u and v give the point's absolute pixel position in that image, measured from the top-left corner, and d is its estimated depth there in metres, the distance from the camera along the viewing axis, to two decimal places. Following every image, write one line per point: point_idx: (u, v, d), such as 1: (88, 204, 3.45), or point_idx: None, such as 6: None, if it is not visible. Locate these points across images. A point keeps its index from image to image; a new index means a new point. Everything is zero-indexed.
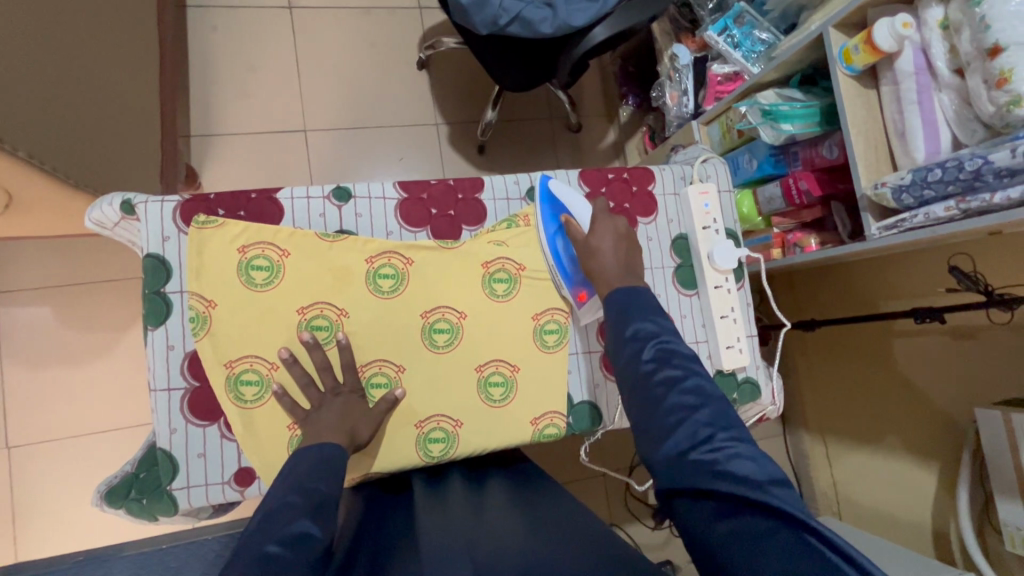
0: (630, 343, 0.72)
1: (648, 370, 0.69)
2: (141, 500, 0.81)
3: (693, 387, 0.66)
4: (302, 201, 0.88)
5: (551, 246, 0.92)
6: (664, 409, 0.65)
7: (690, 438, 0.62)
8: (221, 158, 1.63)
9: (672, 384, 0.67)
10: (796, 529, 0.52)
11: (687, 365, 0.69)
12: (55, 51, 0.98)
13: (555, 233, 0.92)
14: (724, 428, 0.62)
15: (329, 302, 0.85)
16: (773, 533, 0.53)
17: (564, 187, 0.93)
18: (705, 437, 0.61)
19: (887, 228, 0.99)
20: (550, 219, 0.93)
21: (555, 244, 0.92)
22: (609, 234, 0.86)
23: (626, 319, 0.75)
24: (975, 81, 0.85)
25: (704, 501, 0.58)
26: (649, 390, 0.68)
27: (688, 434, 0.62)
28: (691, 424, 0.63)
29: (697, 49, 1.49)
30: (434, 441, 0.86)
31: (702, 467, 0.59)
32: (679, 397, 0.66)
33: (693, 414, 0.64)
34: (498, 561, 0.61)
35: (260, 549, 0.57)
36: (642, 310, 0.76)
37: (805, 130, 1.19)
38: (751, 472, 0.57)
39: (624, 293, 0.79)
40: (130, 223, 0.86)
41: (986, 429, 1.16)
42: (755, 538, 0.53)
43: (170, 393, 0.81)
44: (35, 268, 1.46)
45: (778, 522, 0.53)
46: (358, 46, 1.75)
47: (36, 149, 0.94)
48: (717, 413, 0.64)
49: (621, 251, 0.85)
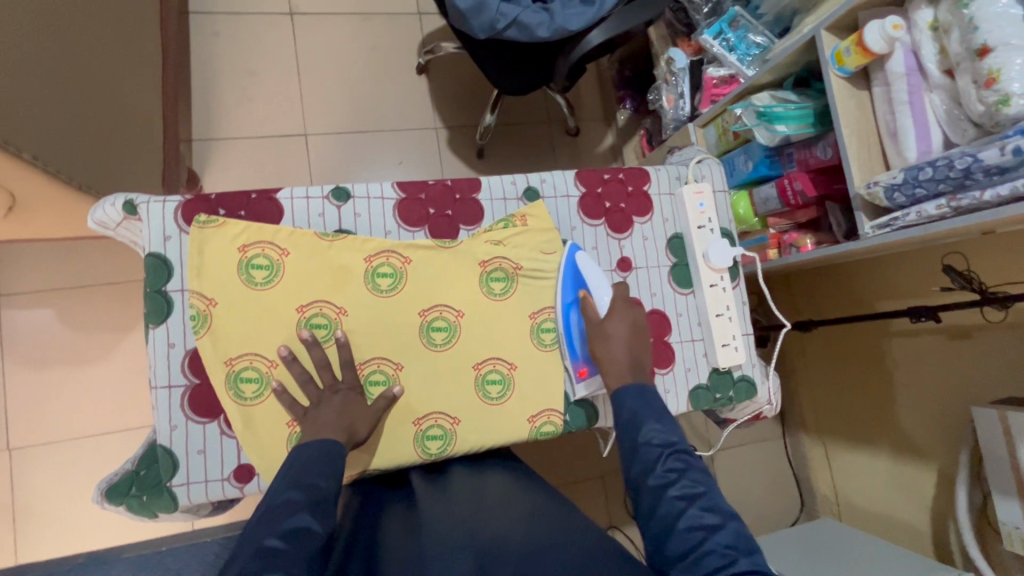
0: (645, 449, 0.73)
1: (664, 481, 0.70)
2: (141, 496, 0.81)
3: (711, 504, 0.67)
4: (302, 201, 0.89)
5: (564, 317, 0.93)
6: (682, 526, 0.65)
7: (712, 561, 0.61)
8: (223, 161, 1.65)
9: (689, 499, 0.68)
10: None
11: (704, 481, 0.69)
12: (60, 54, 1.00)
13: (570, 306, 0.93)
14: (745, 552, 0.62)
15: (329, 300, 0.86)
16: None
17: (592, 265, 0.93)
18: (727, 560, 0.61)
19: (879, 227, 1.00)
20: (569, 290, 0.94)
21: (568, 316, 0.93)
22: (627, 325, 0.88)
23: (641, 422, 0.76)
24: (965, 82, 0.86)
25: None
26: (666, 504, 0.67)
27: (709, 555, 0.61)
28: (710, 545, 0.63)
29: (693, 52, 1.50)
30: (432, 438, 0.87)
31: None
32: (698, 514, 0.66)
33: (712, 535, 0.63)
34: (498, 558, 0.61)
35: (260, 542, 0.58)
36: (655, 415, 0.78)
37: (799, 131, 1.20)
38: None
39: (634, 392, 0.81)
40: (132, 223, 0.87)
41: (983, 428, 1.16)
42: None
43: (170, 390, 0.82)
44: (38, 271, 1.47)
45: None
46: (358, 51, 1.78)
47: (41, 151, 0.96)
48: (737, 535, 0.64)
49: (636, 343, 0.87)
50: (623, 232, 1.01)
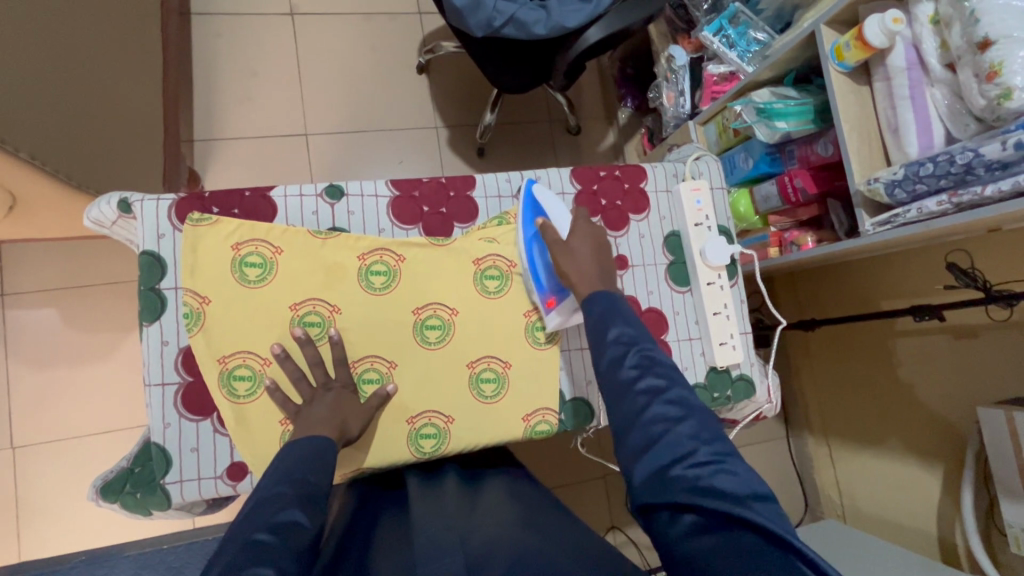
0: (612, 348, 0.71)
1: (630, 377, 0.67)
2: (135, 494, 0.81)
3: (677, 398, 0.64)
4: (295, 199, 0.89)
5: (527, 251, 0.90)
6: (647, 419, 0.63)
7: (673, 452, 0.59)
8: (224, 162, 1.65)
9: (655, 393, 0.65)
10: (784, 550, 0.51)
11: (670, 375, 0.67)
12: (59, 55, 1.00)
13: (533, 236, 0.91)
14: (708, 440, 0.60)
15: (322, 298, 0.86)
16: (761, 554, 0.51)
17: (548, 193, 0.93)
18: (688, 452, 0.59)
19: (881, 224, 0.98)
20: (528, 224, 0.91)
21: (532, 249, 0.90)
22: (588, 241, 0.86)
23: (606, 323, 0.73)
24: (967, 75, 0.85)
25: (684, 518, 0.55)
26: (630, 398, 0.65)
27: (670, 446, 0.60)
28: (673, 436, 0.60)
29: (693, 49, 1.49)
30: (426, 436, 0.87)
31: (686, 483, 0.56)
32: (662, 407, 0.63)
33: (675, 426, 0.61)
34: (489, 558, 0.61)
35: (248, 536, 0.58)
36: (622, 317, 0.75)
37: (799, 127, 1.19)
38: (736, 490, 0.55)
39: (602, 300, 0.77)
40: (127, 221, 0.87)
41: (989, 428, 1.14)
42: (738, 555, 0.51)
43: (164, 388, 0.82)
44: (41, 270, 1.49)
45: (762, 539, 0.51)
46: (359, 51, 1.78)
47: (39, 151, 0.96)
48: (701, 425, 0.61)
49: (599, 256, 0.84)
50: (619, 229, 1.00)
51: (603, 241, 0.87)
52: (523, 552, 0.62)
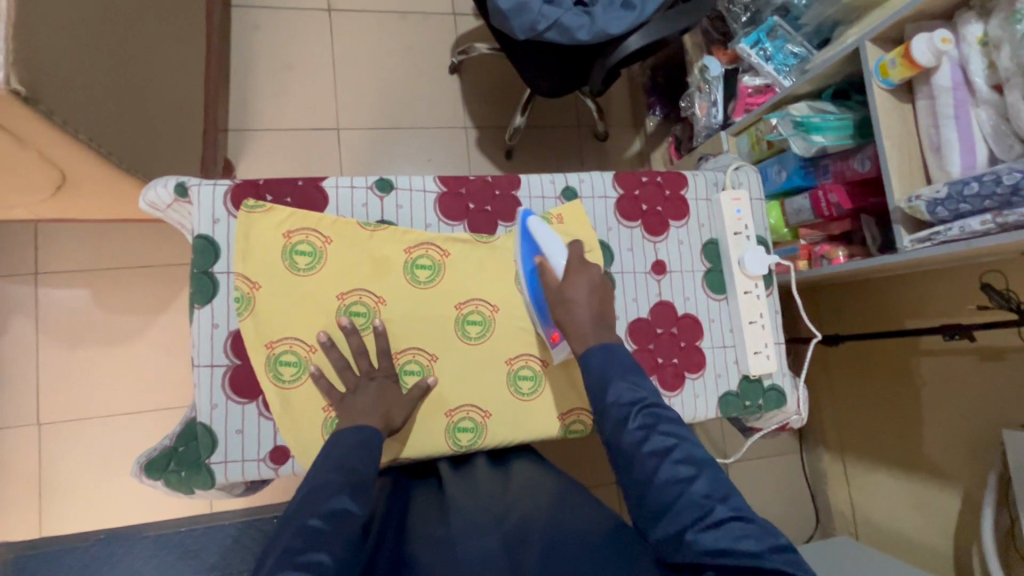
0: (615, 409, 0.69)
1: (637, 438, 0.65)
2: (179, 472, 0.83)
3: (685, 456, 0.63)
4: (346, 189, 0.91)
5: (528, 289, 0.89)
6: (659, 482, 0.61)
7: (689, 514, 0.58)
8: (257, 152, 1.68)
9: (663, 452, 0.64)
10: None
11: (677, 432, 0.65)
12: (117, 40, 1.03)
13: (531, 274, 0.88)
14: (721, 498, 0.59)
15: (368, 289, 0.87)
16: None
17: (542, 227, 0.88)
18: (705, 511, 0.58)
19: (919, 241, 0.99)
20: (527, 259, 0.89)
21: (532, 286, 0.88)
22: (584, 283, 0.82)
23: (607, 378, 0.72)
24: (1015, 97, 0.86)
25: None
26: (639, 463, 0.63)
27: (686, 508, 0.58)
28: (687, 498, 0.59)
29: (728, 61, 1.50)
30: (463, 430, 0.88)
31: (705, 546, 0.55)
32: (673, 468, 0.62)
33: (688, 487, 0.60)
34: (525, 543, 0.62)
35: (302, 521, 0.59)
36: (622, 367, 0.74)
37: (836, 142, 1.20)
38: (757, 549, 0.55)
39: (599, 352, 0.76)
40: (182, 205, 0.89)
41: (1016, 451, 1.14)
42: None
43: (212, 369, 0.83)
44: (76, 251, 1.51)
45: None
46: (393, 49, 1.80)
47: (96, 133, 0.99)
48: (714, 482, 0.61)
49: (596, 297, 0.82)
50: (659, 235, 1.02)
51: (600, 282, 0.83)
52: (554, 539, 0.62)
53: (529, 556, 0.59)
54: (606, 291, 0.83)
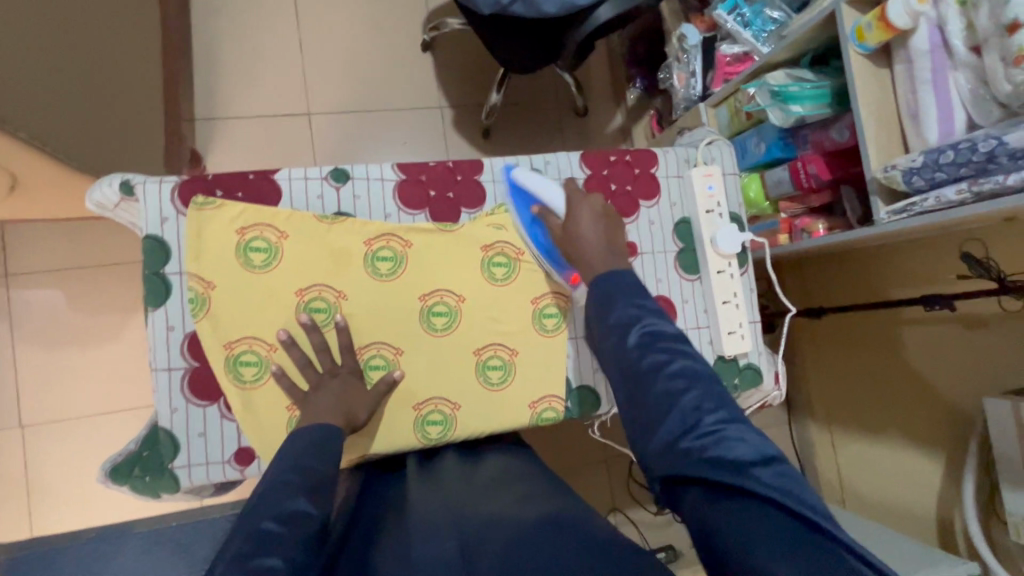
0: (614, 330, 0.72)
1: (635, 356, 0.68)
2: (144, 477, 0.82)
3: (680, 370, 0.65)
4: (300, 182, 0.87)
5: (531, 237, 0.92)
6: (653, 395, 0.64)
7: (680, 424, 0.61)
8: (226, 141, 1.63)
9: (658, 368, 0.66)
10: (794, 513, 0.51)
11: (674, 348, 0.68)
12: (53, 30, 0.97)
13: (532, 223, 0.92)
14: (712, 409, 0.61)
15: (328, 284, 0.85)
16: (762, 515, 0.52)
17: (531, 176, 0.91)
18: (694, 421, 0.60)
19: (896, 212, 0.96)
20: (524, 211, 0.93)
21: (534, 231, 0.92)
22: (589, 211, 0.86)
23: (612, 301, 0.74)
24: (992, 59, 0.82)
25: (694, 487, 0.57)
26: (637, 377, 0.66)
27: (676, 418, 0.61)
28: (679, 409, 0.62)
29: (706, 29, 1.45)
30: (432, 423, 0.86)
31: (691, 453, 0.58)
32: (667, 383, 0.64)
33: (680, 399, 0.62)
34: (486, 541, 0.59)
35: (255, 526, 0.57)
36: (628, 292, 0.75)
37: (815, 111, 1.16)
38: (743, 457, 0.56)
39: (606, 279, 0.78)
40: (130, 204, 0.86)
41: (995, 419, 1.14)
42: (739, 513, 0.52)
43: (170, 373, 0.82)
44: (45, 251, 1.48)
45: (771, 505, 0.52)
46: (362, 27, 1.73)
47: (38, 130, 0.94)
48: (706, 395, 0.63)
49: (607, 230, 0.85)
50: (630, 215, 0.99)
51: (608, 213, 0.87)
52: (517, 536, 0.60)
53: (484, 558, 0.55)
54: (612, 218, 0.87)
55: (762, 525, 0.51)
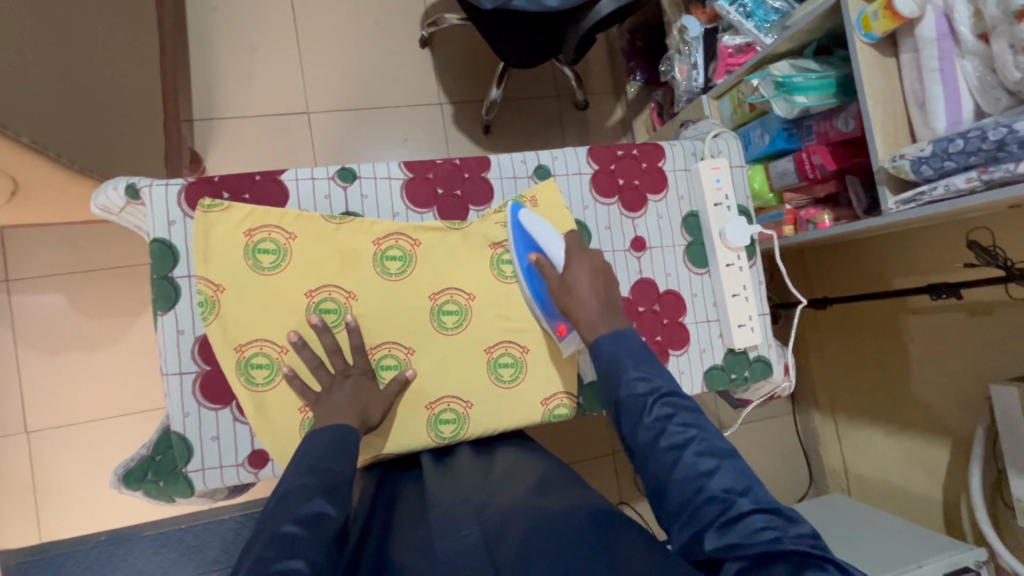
0: (629, 402, 0.68)
1: (653, 434, 0.64)
2: (158, 481, 0.82)
3: (704, 447, 0.62)
4: (307, 182, 0.87)
5: (528, 283, 0.88)
6: (677, 478, 0.60)
7: (710, 511, 0.57)
8: (226, 142, 1.62)
9: (680, 445, 0.62)
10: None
11: (695, 421, 0.64)
12: (50, 32, 0.96)
13: (529, 270, 0.88)
14: (744, 491, 0.58)
15: (337, 285, 0.84)
16: None
17: (535, 220, 0.87)
18: (727, 506, 0.56)
19: (904, 202, 0.96)
20: (523, 252, 0.88)
21: (532, 280, 0.88)
22: (586, 269, 0.83)
23: (619, 364, 0.72)
24: (1000, 47, 0.81)
25: (727, 568, 0.54)
26: (656, 455, 0.63)
27: (708, 503, 0.57)
28: (707, 493, 0.58)
29: (707, 20, 1.42)
30: (445, 422, 0.86)
31: (724, 539, 0.54)
32: (692, 461, 0.61)
33: (708, 482, 0.59)
34: (506, 531, 0.58)
35: (276, 528, 0.57)
36: (633, 355, 0.74)
37: (820, 102, 1.15)
38: (780, 538, 0.53)
39: (609, 338, 0.77)
40: (136, 207, 0.85)
41: (1003, 406, 1.14)
42: None
43: (182, 377, 0.81)
44: (46, 255, 1.47)
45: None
46: (360, 24, 1.72)
47: (39, 134, 0.93)
48: (735, 474, 0.59)
49: (600, 285, 0.82)
50: (637, 210, 0.99)
51: (600, 270, 0.84)
52: (537, 524, 0.59)
53: (508, 549, 0.55)
54: (609, 275, 0.84)
55: None
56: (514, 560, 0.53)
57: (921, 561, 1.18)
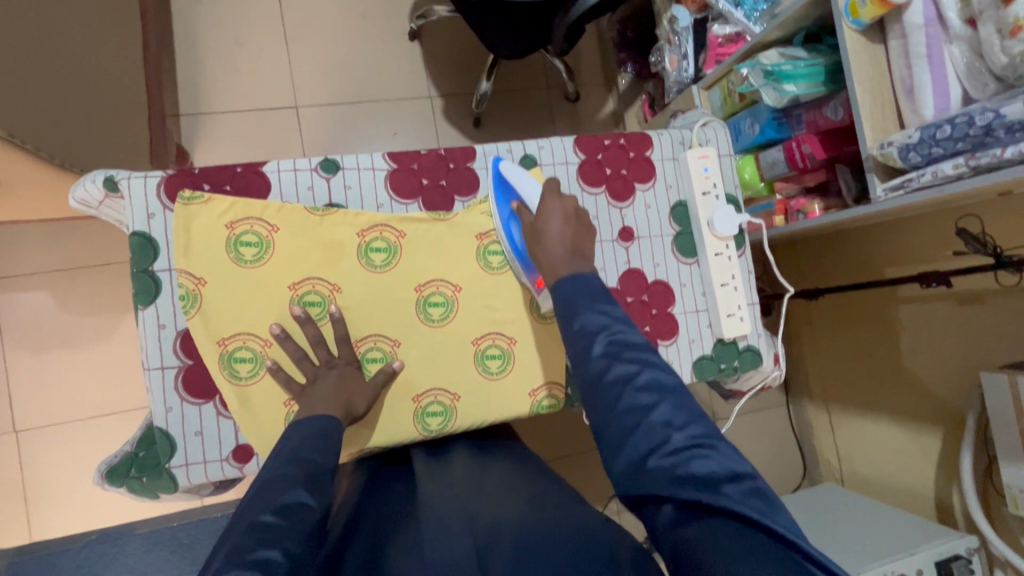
0: (579, 339, 0.67)
1: (599, 368, 0.64)
2: (141, 478, 0.81)
3: (647, 382, 0.62)
4: (289, 173, 0.86)
5: (505, 232, 0.87)
6: (619, 411, 0.61)
7: (647, 443, 0.58)
8: (213, 137, 1.60)
9: (625, 381, 0.62)
10: (756, 526, 0.51)
11: (641, 358, 0.64)
12: (27, 23, 0.94)
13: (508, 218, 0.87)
14: (682, 426, 0.59)
15: (322, 278, 0.83)
16: (739, 534, 0.50)
17: (514, 168, 0.88)
18: (663, 440, 0.58)
19: (893, 189, 0.95)
20: (502, 205, 0.88)
21: (509, 230, 0.87)
22: (558, 213, 0.82)
23: (575, 307, 0.69)
24: (988, 31, 0.81)
25: (664, 506, 0.55)
26: (601, 389, 0.63)
27: (644, 436, 0.58)
28: (646, 428, 0.59)
29: (696, 10, 1.39)
30: (432, 414, 0.86)
31: (661, 474, 0.55)
32: (634, 396, 0.61)
33: (648, 415, 0.60)
34: (496, 539, 0.59)
35: (254, 517, 0.56)
36: (591, 298, 0.71)
37: (809, 89, 1.15)
38: (713, 474, 0.55)
39: (569, 282, 0.73)
40: (115, 200, 0.84)
41: (992, 393, 1.14)
42: (715, 538, 0.50)
43: (164, 372, 0.80)
44: (31, 253, 1.45)
45: (741, 522, 0.51)
46: (347, 17, 1.70)
47: (16, 127, 0.92)
48: (676, 409, 0.60)
49: (569, 232, 0.79)
50: (625, 200, 0.98)
51: (571, 216, 0.82)
52: (528, 535, 0.59)
53: (500, 557, 0.55)
54: (581, 223, 0.83)
55: (735, 541, 0.50)
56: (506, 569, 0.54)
57: (913, 549, 1.19)
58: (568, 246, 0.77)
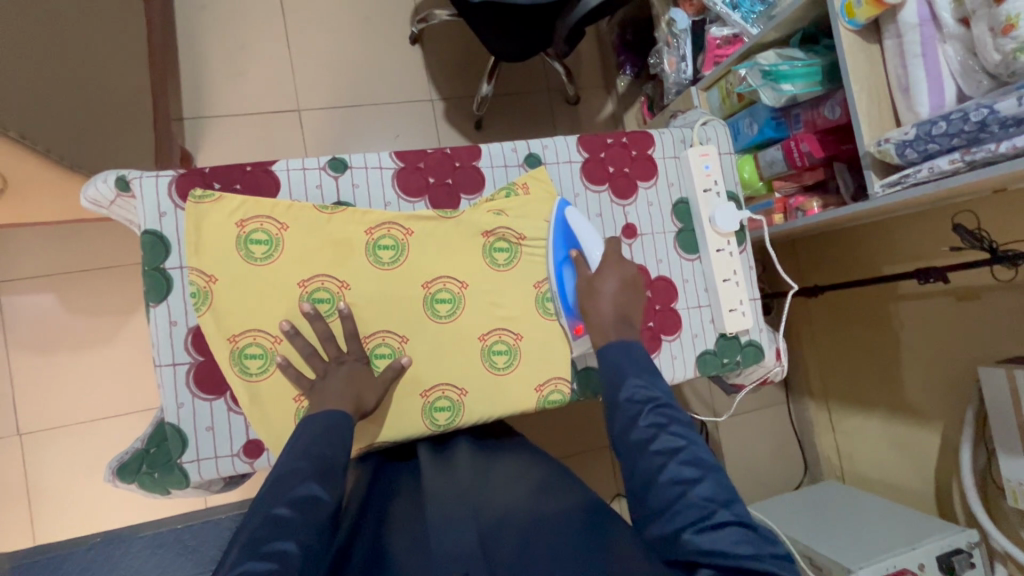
0: (626, 406, 0.70)
1: (644, 437, 0.66)
2: (153, 473, 0.82)
3: (691, 457, 0.63)
4: (298, 172, 0.88)
5: (556, 273, 0.90)
6: (661, 481, 0.61)
7: (690, 516, 0.58)
8: (217, 140, 1.61)
9: (669, 452, 0.64)
10: None
11: (686, 434, 0.66)
12: (38, 26, 0.95)
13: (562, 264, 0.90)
14: (724, 503, 0.59)
15: (330, 274, 0.84)
16: None
17: (582, 220, 0.90)
18: (707, 514, 0.58)
19: (890, 185, 0.97)
20: (559, 248, 0.91)
21: (561, 272, 0.90)
22: (613, 275, 0.85)
23: (621, 376, 0.73)
24: (981, 29, 0.83)
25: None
26: (644, 456, 0.64)
27: (687, 508, 0.58)
28: (689, 500, 0.59)
29: (695, 12, 1.42)
30: (440, 409, 0.86)
31: (702, 547, 0.56)
32: (678, 469, 0.62)
33: (691, 488, 0.60)
34: (502, 530, 0.61)
35: (268, 511, 0.57)
36: (636, 367, 0.74)
37: (806, 89, 1.17)
38: (755, 554, 0.55)
39: (618, 348, 0.77)
40: (126, 200, 0.85)
41: (991, 388, 1.15)
42: None
43: (175, 368, 0.81)
44: (36, 256, 1.46)
45: None
46: (349, 21, 1.72)
47: (26, 128, 0.93)
48: (718, 486, 0.61)
49: (623, 293, 0.84)
50: (628, 197, 0.99)
51: (629, 280, 0.85)
52: (532, 527, 0.62)
53: (504, 550, 0.58)
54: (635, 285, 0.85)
55: None
56: (510, 563, 0.56)
57: (914, 544, 1.20)
58: (617, 309, 0.82)
